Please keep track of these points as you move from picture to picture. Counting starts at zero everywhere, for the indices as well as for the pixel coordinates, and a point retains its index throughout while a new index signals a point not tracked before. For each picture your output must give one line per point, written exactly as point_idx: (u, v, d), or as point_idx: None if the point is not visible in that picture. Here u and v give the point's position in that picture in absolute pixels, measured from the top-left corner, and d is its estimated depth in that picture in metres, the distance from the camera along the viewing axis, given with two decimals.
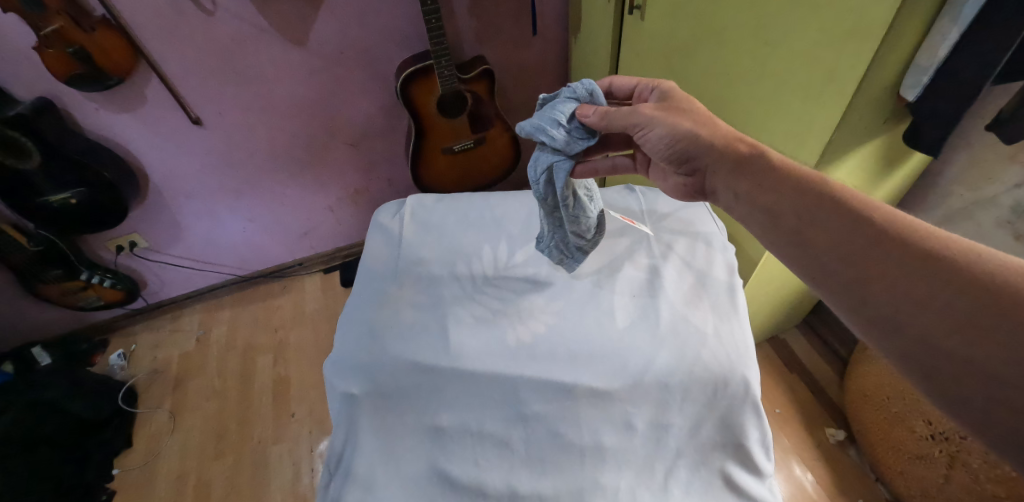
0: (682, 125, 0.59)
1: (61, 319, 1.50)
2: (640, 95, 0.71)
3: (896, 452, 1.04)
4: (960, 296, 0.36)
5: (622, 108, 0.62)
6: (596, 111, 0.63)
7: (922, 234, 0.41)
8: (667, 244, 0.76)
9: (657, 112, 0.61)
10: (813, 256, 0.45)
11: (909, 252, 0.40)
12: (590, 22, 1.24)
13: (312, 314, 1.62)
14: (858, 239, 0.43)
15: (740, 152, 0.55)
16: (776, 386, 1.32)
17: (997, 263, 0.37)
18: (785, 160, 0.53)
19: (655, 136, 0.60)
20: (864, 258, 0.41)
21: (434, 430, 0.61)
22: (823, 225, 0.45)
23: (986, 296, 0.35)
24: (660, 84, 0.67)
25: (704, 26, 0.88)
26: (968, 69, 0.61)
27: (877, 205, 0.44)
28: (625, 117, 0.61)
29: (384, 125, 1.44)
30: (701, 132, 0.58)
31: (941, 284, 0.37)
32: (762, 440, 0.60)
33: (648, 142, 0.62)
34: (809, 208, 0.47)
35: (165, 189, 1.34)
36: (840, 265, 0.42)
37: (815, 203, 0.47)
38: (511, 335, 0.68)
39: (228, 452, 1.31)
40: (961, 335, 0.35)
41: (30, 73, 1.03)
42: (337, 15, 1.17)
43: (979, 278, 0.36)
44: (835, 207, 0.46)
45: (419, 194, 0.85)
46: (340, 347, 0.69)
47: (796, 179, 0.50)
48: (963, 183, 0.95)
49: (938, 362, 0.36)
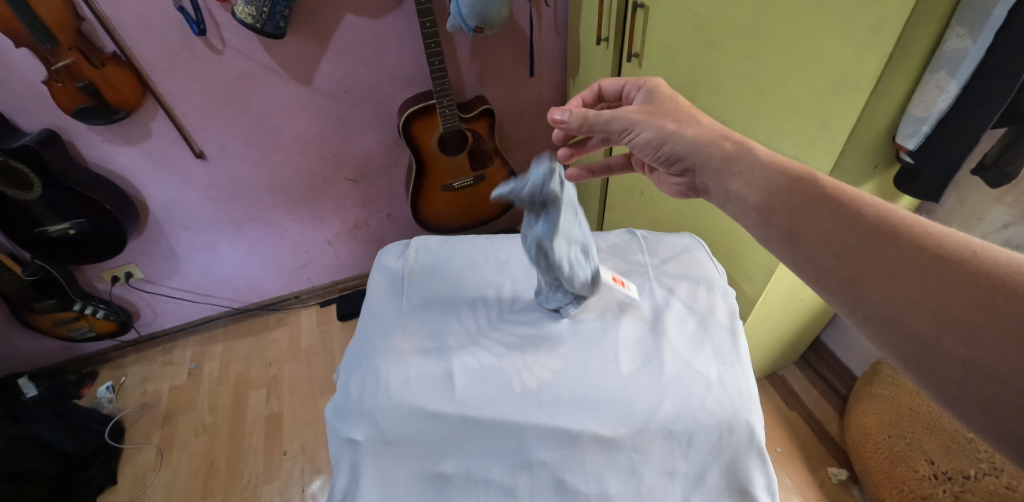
0: (668, 125, 0.61)
1: (51, 350, 1.48)
2: (628, 95, 0.72)
3: (899, 493, 1.02)
4: (958, 295, 0.37)
5: (603, 115, 0.66)
6: (574, 116, 0.68)
7: (917, 229, 0.41)
8: (668, 288, 0.77)
9: (637, 114, 0.64)
10: (808, 256, 0.46)
11: (903, 249, 0.41)
12: (587, 65, 1.28)
13: (308, 348, 1.60)
14: (849, 236, 0.44)
15: (726, 150, 0.57)
16: (776, 425, 1.31)
17: (993, 258, 0.37)
18: (772, 156, 0.54)
19: (642, 138, 0.63)
20: (858, 255, 0.43)
21: (437, 476, 0.60)
22: (813, 224, 0.47)
23: (985, 293, 0.36)
24: (646, 82, 0.69)
25: (700, 74, 0.91)
26: (959, 117, 0.63)
27: (872, 201, 0.45)
28: (608, 123, 0.65)
29: (385, 160, 1.47)
30: (687, 132, 0.60)
31: (936, 282, 0.38)
32: (768, 486, 0.61)
33: (632, 144, 0.65)
34: (801, 206, 0.48)
35: (166, 221, 1.34)
36: (834, 262, 0.44)
37: (807, 202, 0.48)
38: (516, 381, 0.66)
39: (216, 490, 1.27)
40: (955, 334, 0.36)
41: (37, 107, 1.04)
42: (344, 56, 1.21)
43: (976, 274, 0.37)
44: (832, 207, 0.46)
45: (424, 237, 0.88)
46: (344, 392, 0.69)
47: (790, 176, 0.51)
48: (952, 224, 0.97)
49: (934, 357, 0.37)
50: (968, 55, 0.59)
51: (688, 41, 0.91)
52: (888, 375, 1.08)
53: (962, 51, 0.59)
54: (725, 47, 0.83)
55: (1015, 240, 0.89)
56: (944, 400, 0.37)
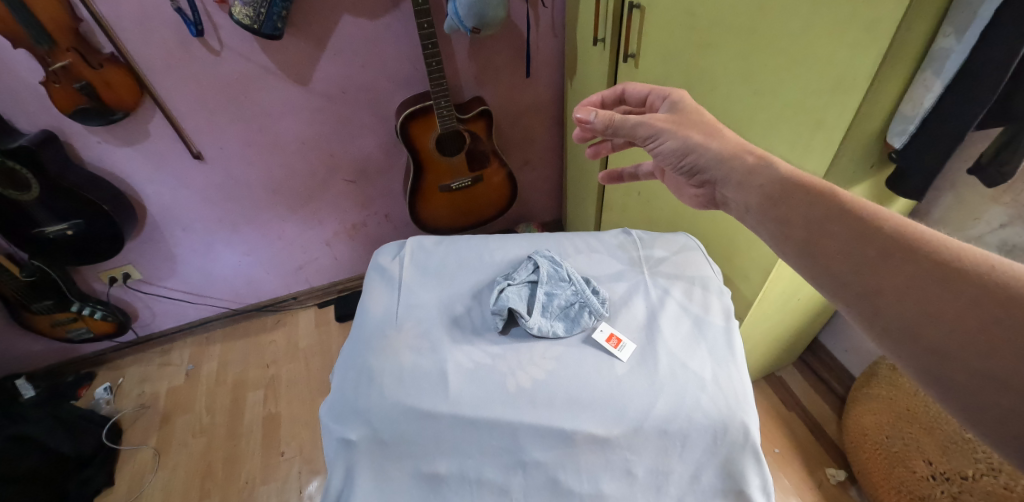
0: (694, 137, 0.62)
1: (49, 351, 1.48)
2: (652, 104, 0.73)
3: (897, 494, 1.01)
4: (974, 307, 0.36)
5: (631, 120, 0.67)
6: (600, 118, 0.69)
7: (935, 244, 0.41)
8: (664, 288, 0.77)
9: (665, 123, 0.65)
10: (825, 268, 0.46)
11: (920, 262, 0.40)
12: (585, 65, 1.28)
13: (306, 349, 1.60)
14: (867, 249, 0.43)
15: (747, 163, 0.57)
16: (774, 426, 1.31)
17: (1012, 272, 0.36)
18: (793, 172, 0.54)
19: (667, 147, 0.64)
20: (874, 266, 0.42)
21: (432, 477, 0.60)
22: (830, 237, 0.46)
23: (1001, 305, 0.35)
24: (672, 93, 0.70)
25: (696, 74, 0.91)
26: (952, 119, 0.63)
27: (890, 215, 0.45)
28: (634, 128, 0.67)
29: (383, 161, 1.47)
30: (712, 145, 0.61)
31: (954, 294, 0.37)
32: (763, 486, 0.62)
33: (657, 151, 0.67)
34: (819, 218, 0.48)
35: (164, 222, 1.35)
36: (851, 273, 0.44)
37: (825, 215, 0.48)
38: (510, 381, 0.65)
39: (214, 491, 1.27)
40: (976, 345, 0.35)
41: (35, 107, 1.04)
42: (341, 57, 1.21)
43: (992, 287, 0.36)
44: (848, 220, 0.46)
45: (419, 236, 0.87)
46: (338, 391, 0.68)
47: (808, 189, 0.51)
48: (949, 223, 0.97)
49: (950, 368, 0.36)
50: (952, 55, 0.60)
51: (684, 42, 0.91)
52: (887, 376, 1.08)
53: (946, 51, 0.60)
54: (720, 48, 0.84)
55: (1012, 240, 0.89)
56: (957, 408, 0.36)
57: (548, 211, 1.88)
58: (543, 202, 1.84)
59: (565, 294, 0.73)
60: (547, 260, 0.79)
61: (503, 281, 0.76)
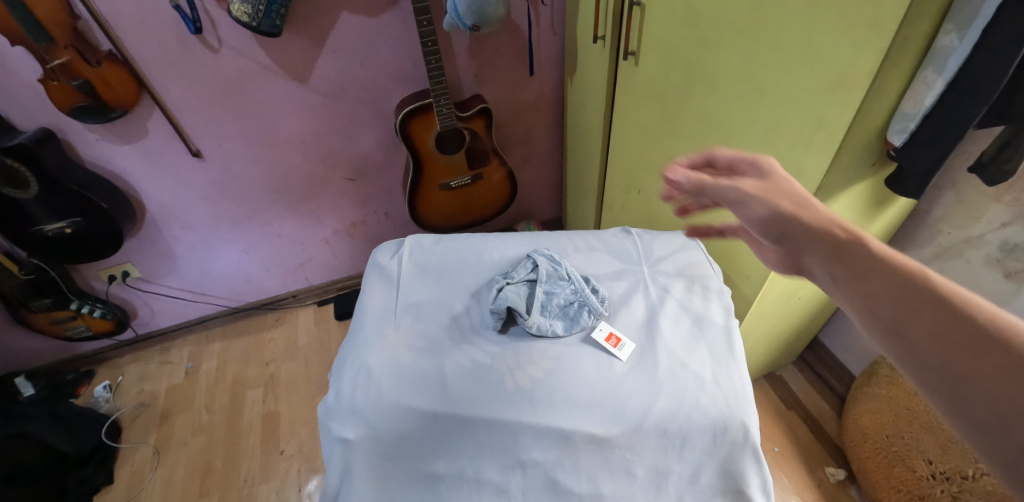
0: (784, 206, 0.47)
1: (48, 349, 1.48)
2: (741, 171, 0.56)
3: (898, 493, 1.01)
4: None
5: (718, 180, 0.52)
6: (686, 177, 0.55)
7: None
8: (663, 287, 0.77)
9: (750, 195, 0.50)
10: (909, 355, 0.35)
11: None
12: (585, 63, 1.28)
13: (305, 347, 1.60)
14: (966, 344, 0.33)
15: (838, 237, 0.43)
16: (774, 425, 1.31)
17: None
18: (885, 246, 0.41)
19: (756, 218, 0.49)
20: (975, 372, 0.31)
21: (430, 477, 0.60)
22: (916, 319, 0.35)
23: None
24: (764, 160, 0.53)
25: (696, 72, 0.91)
26: (944, 120, 0.63)
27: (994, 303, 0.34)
28: (722, 190, 0.52)
29: (382, 159, 1.47)
30: (803, 218, 0.46)
31: None
32: (763, 486, 0.61)
33: (747, 233, 0.51)
34: (904, 296, 0.37)
35: (162, 220, 1.34)
36: (940, 367, 0.33)
37: (903, 293, 0.37)
38: (509, 380, 0.65)
39: (213, 489, 1.27)
40: None
41: (33, 105, 1.04)
42: (340, 54, 1.21)
43: None
44: (935, 302, 0.35)
45: (418, 234, 0.87)
46: (335, 390, 0.67)
47: (895, 263, 0.39)
48: (950, 222, 0.97)
49: None
50: (954, 52, 0.59)
51: (684, 39, 0.90)
52: (887, 375, 1.08)
53: (949, 48, 0.59)
54: (721, 45, 0.83)
55: (1013, 239, 0.89)
56: None
57: (548, 209, 1.88)
58: (542, 201, 1.84)
59: (564, 293, 0.73)
60: (547, 259, 0.79)
61: (502, 279, 0.75)
